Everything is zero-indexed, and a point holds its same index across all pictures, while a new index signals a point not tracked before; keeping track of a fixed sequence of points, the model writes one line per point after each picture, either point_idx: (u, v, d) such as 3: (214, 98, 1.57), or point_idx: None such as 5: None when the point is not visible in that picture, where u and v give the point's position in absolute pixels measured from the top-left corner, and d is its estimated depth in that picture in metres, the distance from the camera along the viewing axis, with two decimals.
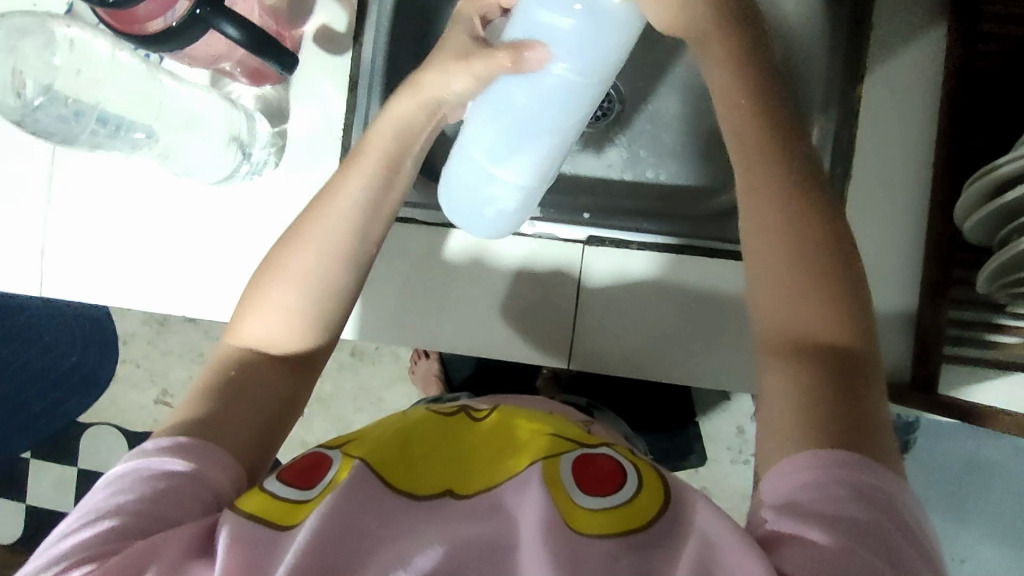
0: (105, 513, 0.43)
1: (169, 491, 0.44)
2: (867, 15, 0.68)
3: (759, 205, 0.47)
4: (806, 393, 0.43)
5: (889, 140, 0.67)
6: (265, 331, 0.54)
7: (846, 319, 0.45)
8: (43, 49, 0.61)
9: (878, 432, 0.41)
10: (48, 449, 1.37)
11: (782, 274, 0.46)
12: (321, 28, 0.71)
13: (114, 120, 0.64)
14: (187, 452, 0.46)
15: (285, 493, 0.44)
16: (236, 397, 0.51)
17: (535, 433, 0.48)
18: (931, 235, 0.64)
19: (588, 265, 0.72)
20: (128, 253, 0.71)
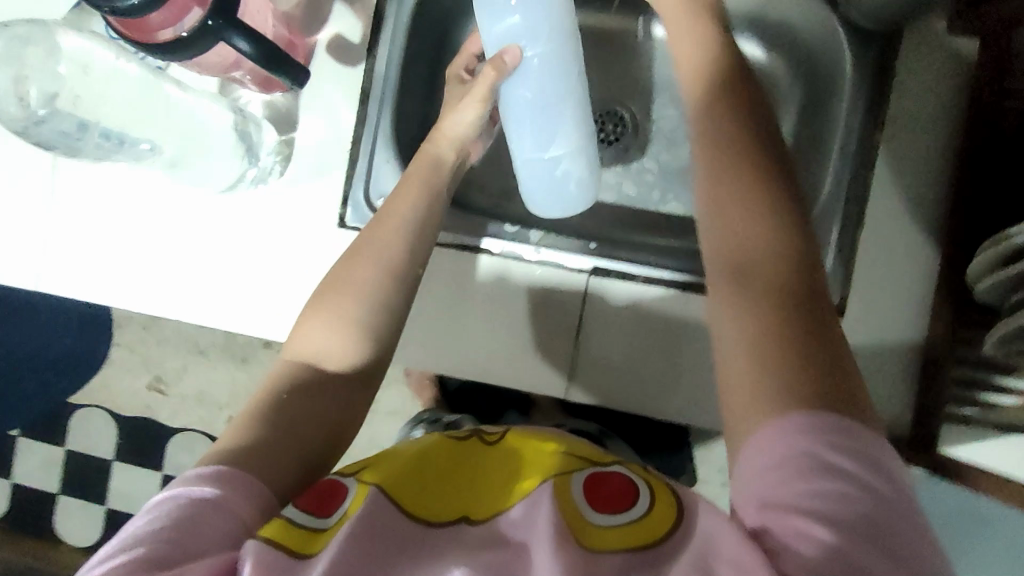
0: (131, 545, 0.41)
1: (194, 519, 0.42)
2: (891, 61, 0.66)
3: (722, 165, 0.49)
4: (776, 352, 0.42)
5: (904, 190, 0.66)
6: (323, 344, 0.52)
7: (805, 273, 0.45)
8: (47, 56, 0.61)
9: (847, 385, 0.41)
10: (38, 428, 1.36)
11: (737, 233, 0.47)
12: (334, 38, 0.70)
13: (117, 134, 0.64)
14: (220, 478, 0.44)
15: (301, 520, 0.44)
16: (288, 418, 0.49)
17: (547, 452, 0.47)
18: (940, 291, 0.64)
19: (592, 298, 0.71)
20: (129, 253, 0.70)
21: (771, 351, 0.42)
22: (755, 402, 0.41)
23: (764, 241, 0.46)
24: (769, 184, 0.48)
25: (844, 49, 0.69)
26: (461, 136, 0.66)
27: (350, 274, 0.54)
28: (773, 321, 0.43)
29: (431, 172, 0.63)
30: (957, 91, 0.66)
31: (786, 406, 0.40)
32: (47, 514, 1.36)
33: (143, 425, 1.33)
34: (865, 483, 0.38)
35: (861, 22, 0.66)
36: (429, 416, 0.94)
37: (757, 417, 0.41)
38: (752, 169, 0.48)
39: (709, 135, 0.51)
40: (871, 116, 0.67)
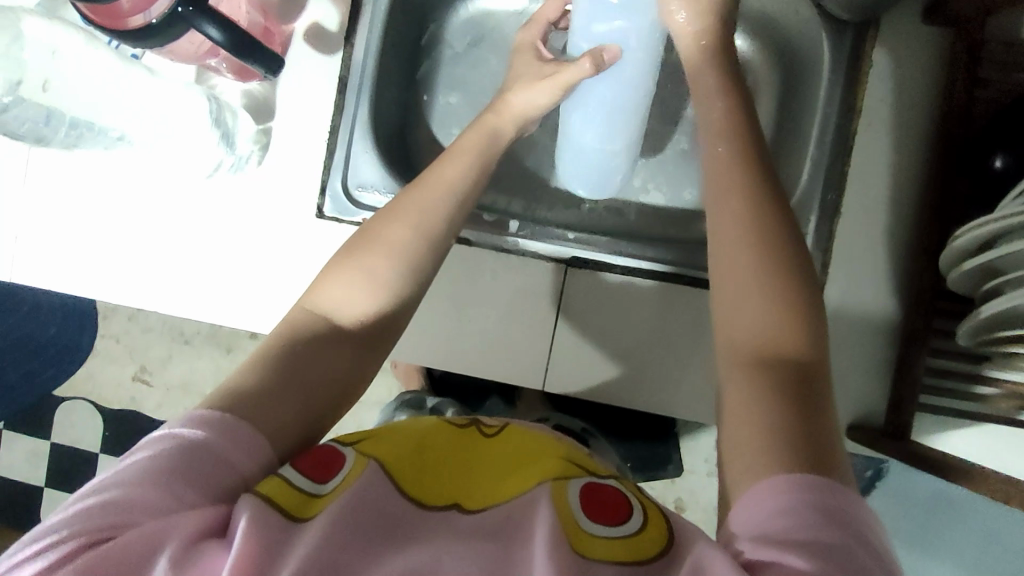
0: (125, 482, 0.40)
1: (189, 469, 0.41)
2: (867, 51, 0.67)
3: (729, 183, 0.51)
4: (767, 392, 0.43)
5: (881, 180, 0.66)
6: (348, 298, 0.52)
7: (798, 316, 0.46)
8: (10, 42, 0.56)
9: (836, 451, 0.41)
10: (22, 420, 1.35)
11: (733, 278, 0.48)
12: (312, 25, 0.69)
13: (85, 124, 0.62)
14: (225, 429, 0.43)
15: (299, 482, 0.43)
16: (301, 367, 0.48)
17: (543, 454, 0.48)
18: (915, 280, 0.64)
19: (572, 286, 0.71)
20: (110, 242, 0.69)
21: (764, 389, 0.43)
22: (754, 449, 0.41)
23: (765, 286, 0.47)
24: (774, 218, 0.49)
25: (820, 36, 0.69)
26: (524, 115, 0.65)
27: (382, 234, 0.54)
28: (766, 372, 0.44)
29: (483, 148, 0.61)
30: (934, 79, 0.66)
31: (778, 455, 0.40)
32: (32, 506, 1.35)
33: (129, 416, 1.32)
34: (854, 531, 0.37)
35: (841, 13, 0.66)
36: (412, 397, 0.95)
37: (743, 460, 0.41)
38: (753, 194, 0.50)
39: (716, 148, 0.53)
40: (847, 105, 0.67)
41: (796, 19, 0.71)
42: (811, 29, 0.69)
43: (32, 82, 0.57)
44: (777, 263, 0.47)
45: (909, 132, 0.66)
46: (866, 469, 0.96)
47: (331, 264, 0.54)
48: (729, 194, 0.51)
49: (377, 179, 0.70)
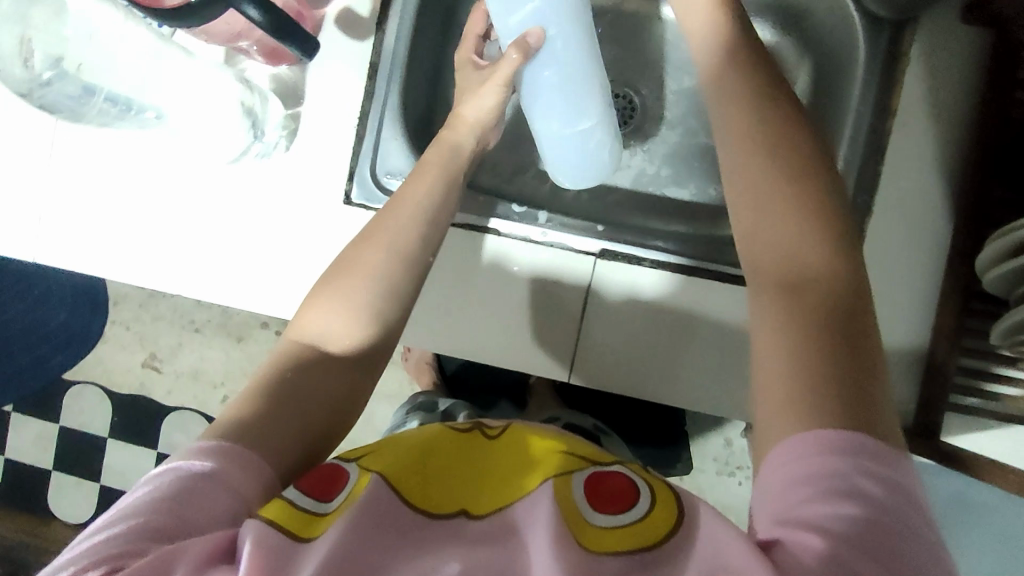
0: (128, 515, 0.40)
1: (190, 496, 0.41)
2: (904, 49, 0.66)
3: (754, 130, 0.48)
4: (808, 348, 0.41)
5: (914, 180, 0.66)
6: (330, 325, 0.51)
7: (838, 266, 0.44)
8: (54, 19, 0.56)
9: (878, 405, 0.40)
10: (32, 403, 1.35)
11: (773, 231, 0.46)
12: (343, 11, 0.69)
13: (125, 102, 0.60)
14: (223, 455, 0.43)
15: (302, 502, 0.42)
16: (292, 397, 0.48)
17: (550, 450, 0.47)
18: (947, 281, 0.63)
19: (602, 279, 0.70)
20: (134, 225, 0.69)
21: (808, 346, 0.41)
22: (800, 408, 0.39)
23: (809, 239, 0.45)
24: (808, 165, 0.47)
25: (857, 34, 0.68)
26: (480, 123, 0.65)
27: (358, 259, 0.53)
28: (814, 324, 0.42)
29: (447, 165, 0.61)
30: (971, 80, 0.65)
31: (828, 415, 0.39)
32: (39, 489, 1.35)
33: (138, 402, 1.32)
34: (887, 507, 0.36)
35: (878, 10, 0.66)
36: (423, 402, 0.94)
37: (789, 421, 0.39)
38: (783, 142, 0.47)
39: (732, 93, 0.50)
40: (882, 104, 0.67)
41: (834, 15, 0.70)
42: (848, 26, 0.69)
43: (71, 59, 0.57)
44: (822, 214, 0.45)
45: (944, 133, 0.66)
46: None
47: (313, 290, 0.53)
48: (756, 146, 0.48)
49: (405, 165, 0.69)
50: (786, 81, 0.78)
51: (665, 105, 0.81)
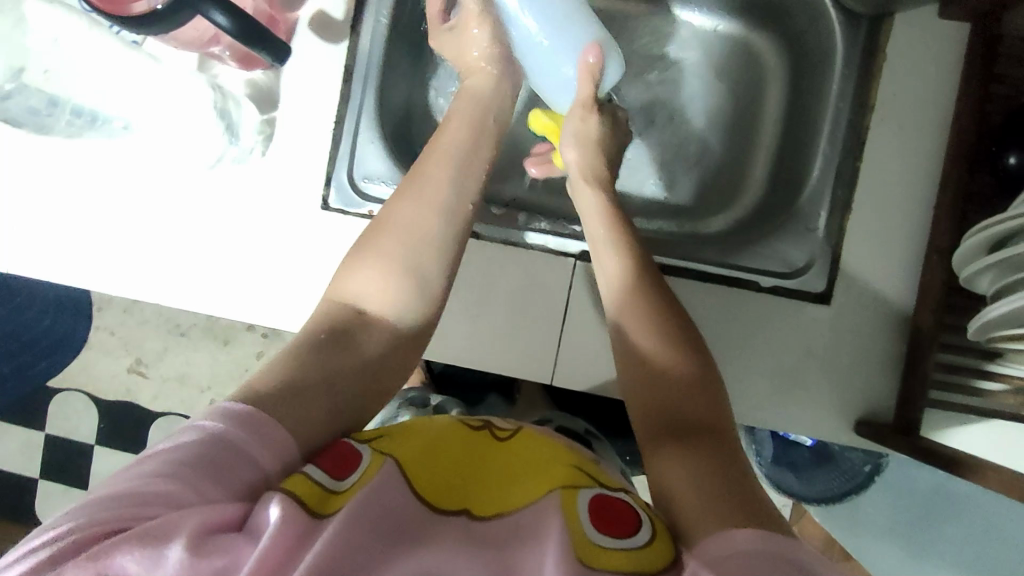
0: (145, 474, 0.38)
1: (210, 463, 0.39)
2: (880, 45, 0.66)
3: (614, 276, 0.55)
4: (697, 475, 0.43)
5: (893, 177, 0.66)
6: (369, 287, 0.52)
7: (692, 382, 0.49)
8: (12, 26, 0.55)
9: (758, 500, 0.41)
10: (14, 412, 1.33)
11: (653, 361, 0.50)
12: (317, 14, 0.68)
13: (90, 112, 0.61)
14: (248, 423, 0.41)
15: (320, 478, 0.42)
16: (341, 360, 0.48)
17: (556, 462, 0.48)
18: (926, 278, 0.64)
19: (582, 281, 0.70)
20: (109, 233, 0.68)
21: (695, 467, 0.43)
22: (703, 511, 0.41)
23: (673, 372, 0.49)
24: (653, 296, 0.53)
25: (832, 30, 0.68)
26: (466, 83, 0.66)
27: (392, 219, 0.54)
28: (698, 448, 0.45)
29: (472, 130, 0.61)
30: (947, 77, 0.65)
31: (725, 523, 0.39)
32: (25, 498, 1.33)
33: (124, 408, 1.30)
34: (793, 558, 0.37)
35: (855, 7, 0.65)
36: (414, 396, 0.93)
37: (703, 530, 0.40)
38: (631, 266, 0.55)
39: (597, 239, 0.58)
40: (860, 100, 0.67)
41: (808, 12, 0.70)
42: (825, 23, 0.68)
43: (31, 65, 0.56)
44: (674, 341, 0.51)
45: (920, 130, 0.66)
46: (865, 463, 0.96)
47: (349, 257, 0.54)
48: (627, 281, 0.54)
49: (384, 170, 0.69)
50: (764, 79, 0.78)
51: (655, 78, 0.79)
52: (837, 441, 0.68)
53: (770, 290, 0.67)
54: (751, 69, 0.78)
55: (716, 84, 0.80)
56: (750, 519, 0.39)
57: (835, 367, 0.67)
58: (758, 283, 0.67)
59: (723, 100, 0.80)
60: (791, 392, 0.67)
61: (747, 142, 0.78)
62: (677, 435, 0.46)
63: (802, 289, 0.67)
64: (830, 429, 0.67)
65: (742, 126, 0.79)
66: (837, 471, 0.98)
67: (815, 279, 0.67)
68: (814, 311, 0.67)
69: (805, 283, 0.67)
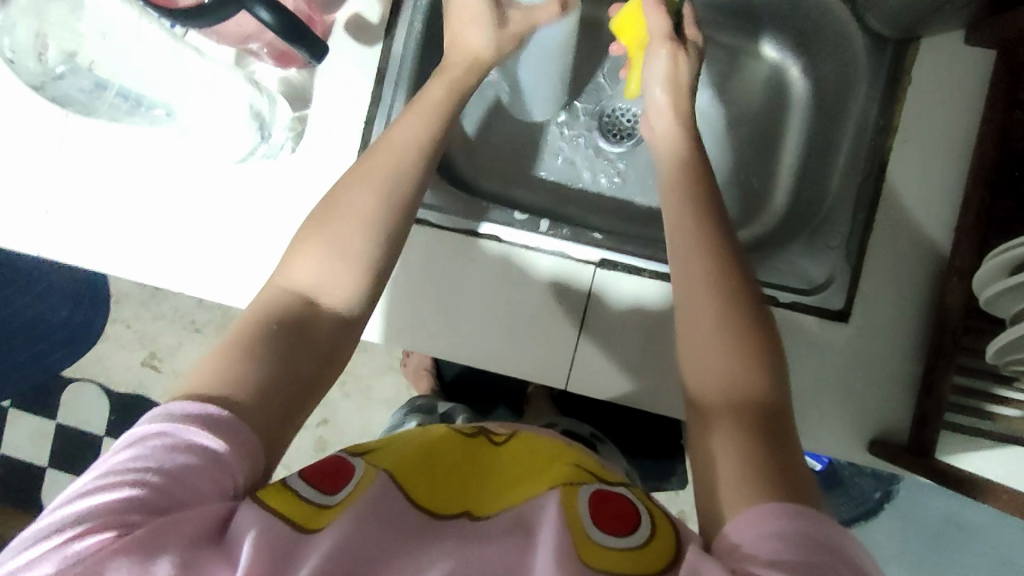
0: (120, 483, 0.38)
1: (182, 475, 0.39)
2: (905, 70, 0.67)
3: (690, 236, 0.51)
4: (748, 450, 0.42)
5: (913, 199, 0.67)
6: (323, 275, 0.50)
7: (760, 357, 0.46)
8: (69, 14, 0.59)
9: (805, 483, 0.42)
10: (29, 399, 1.34)
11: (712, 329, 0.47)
12: (353, 17, 0.70)
13: (135, 97, 0.63)
14: (217, 426, 0.41)
15: (309, 496, 0.42)
16: (291, 349, 0.46)
17: (557, 461, 0.47)
18: (944, 298, 0.64)
19: (600, 290, 0.70)
20: (137, 220, 0.69)
21: (749, 442, 0.43)
22: (709, 474, 0.43)
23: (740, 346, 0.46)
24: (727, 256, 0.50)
25: (859, 51, 0.69)
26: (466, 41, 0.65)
27: (350, 188, 0.52)
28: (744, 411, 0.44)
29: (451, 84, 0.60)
30: (970, 102, 0.66)
31: (768, 495, 0.40)
32: (33, 487, 1.33)
33: (136, 400, 1.31)
34: (843, 547, 0.38)
35: (882, 29, 0.66)
36: (423, 403, 0.94)
37: (739, 503, 0.40)
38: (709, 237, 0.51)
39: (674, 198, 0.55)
40: (884, 121, 0.67)
41: (833, 32, 0.71)
42: (853, 43, 0.69)
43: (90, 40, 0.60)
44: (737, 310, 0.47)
45: (942, 152, 0.66)
46: (876, 490, 0.96)
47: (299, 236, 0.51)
48: (700, 242, 0.51)
49: None
50: (788, 97, 0.79)
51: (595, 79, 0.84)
52: (850, 460, 0.67)
53: (787, 305, 0.67)
54: (775, 87, 0.79)
55: (736, 95, 0.81)
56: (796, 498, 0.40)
57: (849, 387, 0.66)
58: (775, 298, 0.67)
59: (748, 115, 0.81)
60: (804, 409, 0.67)
61: (769, 159, 0.79)
62: (737, 408, 0.44)
63: (820, 306, 0.67)
64: (842, 448, 0.67)
65: (763, 140, 0.80)
66: (845, 497, 0.97)
67: (832, 296, 0.67)
68: (829, 328, 0.67)
69: (823, 299, 0.67)
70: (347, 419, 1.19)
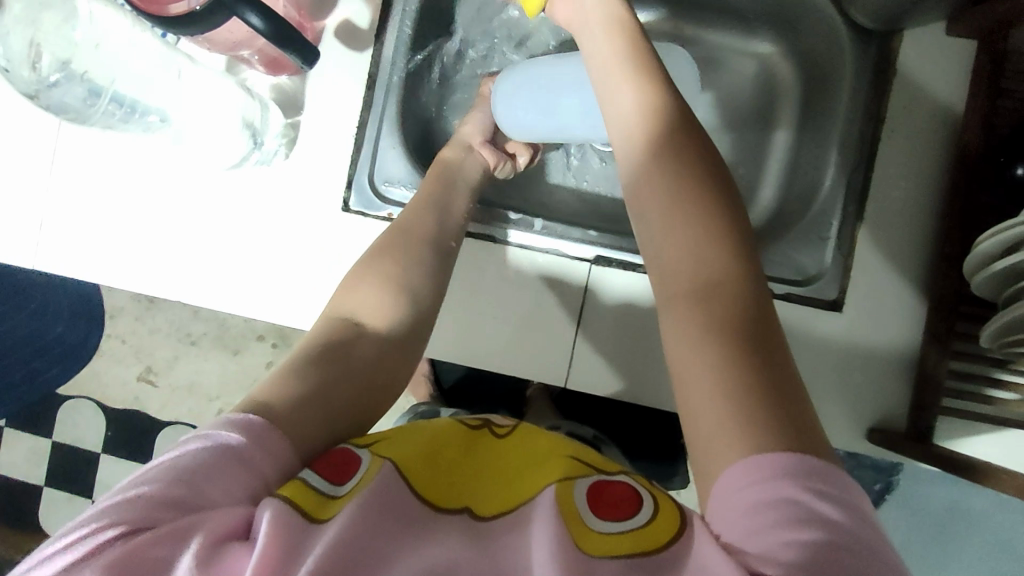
0: (152, 480, 0.39)
1: (212, 471, 0.40)
2: (892, 63, 0.68)
3: (668, 174, 0.49)
4: (741, 392, 0.40)
5: (903, 189, 0.67)
6: (370, 303, 0.54)
7: (747, 294, 0.44)
8: (63, 22, 0.57)
9: (803, 422, 0.40)
10: (25, 418, 1.33)
11: (701, 271, 0.45)
12: (343, 23, 0.70)
13: (130, 103, 0.62)
14: (248, 429, 0.42)
15: (320, 485, 0.42)
16: (342, 369, 0.49)
17: (556, 454, 0.48)
18: (937, 286, 0.64)
19: (596, 288, 0.70)
20: (131, 230, 0.69)
21: (744, 385, 0.41)
22: (706, 422, 0.41)
23: (727, 287, 0.44)
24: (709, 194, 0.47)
25: (846, 46, 0.70)
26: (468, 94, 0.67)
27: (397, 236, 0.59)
28: (739, 347, 0.42)
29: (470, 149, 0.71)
30: (954, 92, 0.67)
31: (768, 444, 0.39)
32: (31, 506, 1.32)
33: (133, 416, 1.31)
34: (847, 530, 0.35)
35: (867, 24, 0.67)
36: (424, 410, 0.95)
37: (738, 453, 0.39)
38: (686, 175, 0.48)
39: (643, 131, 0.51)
40: (871, 113, 0.68)
41: (818, 27, 0.72)
42: (838, 37, 0.70)
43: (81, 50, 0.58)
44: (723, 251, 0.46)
45: (929, 142, 0.67)
46: (876, 481, 0.97)
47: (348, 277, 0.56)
48: (679, 179, 0.48)
49: (403, 173, 0.71)
50: (776, 92, 0.80)
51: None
52: (850, 449, 0.68)
53: (782, 296, 0.68)
54: (763, 84, 0.80)
55: (725, 92, 0.82)
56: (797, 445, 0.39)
57: (846, 376, 0.67)
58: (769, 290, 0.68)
59: (737, 112, 0.82)
60: None
61: (760, 153, 0.80)
62: (729, 347, 0.42)
63: (814, 297, 0.68)
64: (842, 437, 0.67)
65: (753, 136, 0.81)
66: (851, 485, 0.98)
67: (827, 286, 0.68)
68: (824, 319, 0.67)
69: (818, 290, 0.68)
70: None
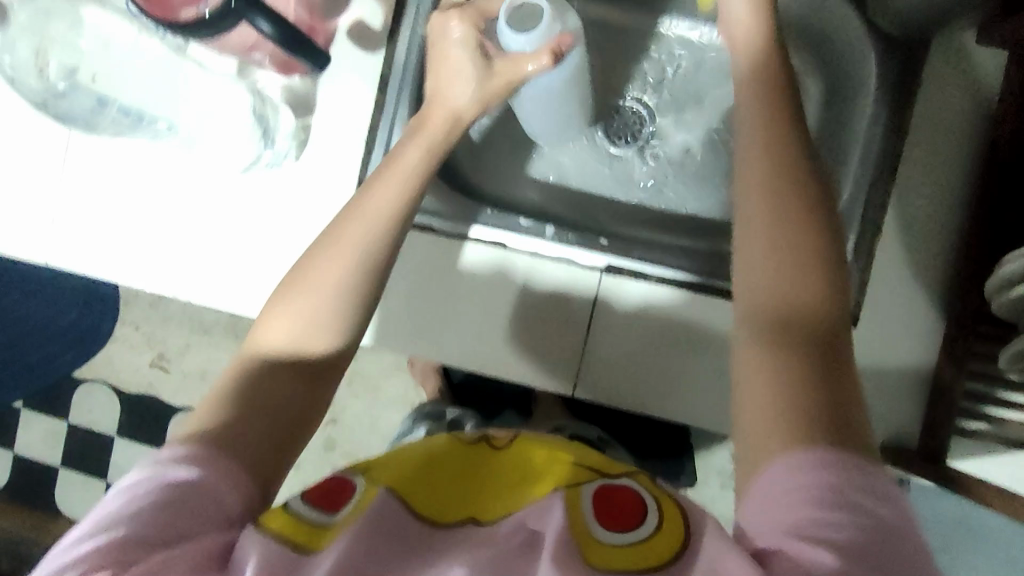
0: (112, 526, 0.39)
1: (174, 510, 0.40)
2: (917, 70, 0.66)
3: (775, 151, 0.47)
4: (793, 385, 0.41)
5: (924, 200, 0.65)
6: (299, 325, 0.48)
7: (825, 292, 0.43)
8: (70, 31, 0.64)
9: (854, 423, 0.40)
10: (41, 401, 1.35)
11: (780, 257, 0.44)
12: (356, 21, 0.69)
13: (135, 112, 0.66)
14: (205, 460, 0.42)
15: (308, 515, 0.43)
16: (275, 402, 0.46)
17: (557, 461, 0.47)
18: (956, 302, 0.63)
19: (604, 297, 0.69)
20: (140, 227, 0.69)
21: (794, 377, 0.41)
22: (772, 429, 0.40)
23: (804, 275, 0.44)
24: (813, 183, 0.46)
25: (869, 52, 0.68)
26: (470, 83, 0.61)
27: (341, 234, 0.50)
28: (802, 342, 0.42)
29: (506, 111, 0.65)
30: (981, 101, 0.65)
31: (803, 443, 0.39)
32: (46, 487, 1.35)
33: (146, 401, 1.32)
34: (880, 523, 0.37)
35: (889, 28, 0.67)
36: (431, 410, 0.94)
37: (770, 453, 0.40)
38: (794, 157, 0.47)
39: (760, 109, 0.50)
40: (895, 121, 0.66)
41: (841, 31, 0.71)
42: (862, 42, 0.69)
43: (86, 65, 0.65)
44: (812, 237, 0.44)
45: (952, 153, 0.65)
46: None
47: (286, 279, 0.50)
48: (778, 161, 0.46)
49: None
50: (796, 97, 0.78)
51: (603, 77, 0.84)
52: None
53: None
54: None
55: None
56: (833, 442, 0.39)
57: None
58: None
59: None
60: None
61: None
62: (789, 338, 0.42)
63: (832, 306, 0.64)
64: None
65: None
66: None
67: None
68: None
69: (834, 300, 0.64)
70: (355, 419, 1.20)
